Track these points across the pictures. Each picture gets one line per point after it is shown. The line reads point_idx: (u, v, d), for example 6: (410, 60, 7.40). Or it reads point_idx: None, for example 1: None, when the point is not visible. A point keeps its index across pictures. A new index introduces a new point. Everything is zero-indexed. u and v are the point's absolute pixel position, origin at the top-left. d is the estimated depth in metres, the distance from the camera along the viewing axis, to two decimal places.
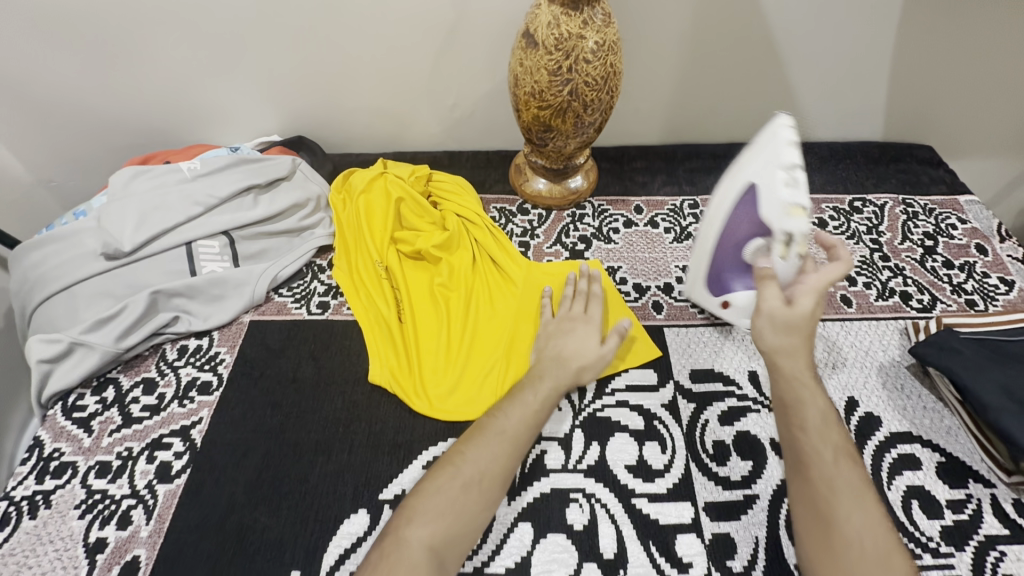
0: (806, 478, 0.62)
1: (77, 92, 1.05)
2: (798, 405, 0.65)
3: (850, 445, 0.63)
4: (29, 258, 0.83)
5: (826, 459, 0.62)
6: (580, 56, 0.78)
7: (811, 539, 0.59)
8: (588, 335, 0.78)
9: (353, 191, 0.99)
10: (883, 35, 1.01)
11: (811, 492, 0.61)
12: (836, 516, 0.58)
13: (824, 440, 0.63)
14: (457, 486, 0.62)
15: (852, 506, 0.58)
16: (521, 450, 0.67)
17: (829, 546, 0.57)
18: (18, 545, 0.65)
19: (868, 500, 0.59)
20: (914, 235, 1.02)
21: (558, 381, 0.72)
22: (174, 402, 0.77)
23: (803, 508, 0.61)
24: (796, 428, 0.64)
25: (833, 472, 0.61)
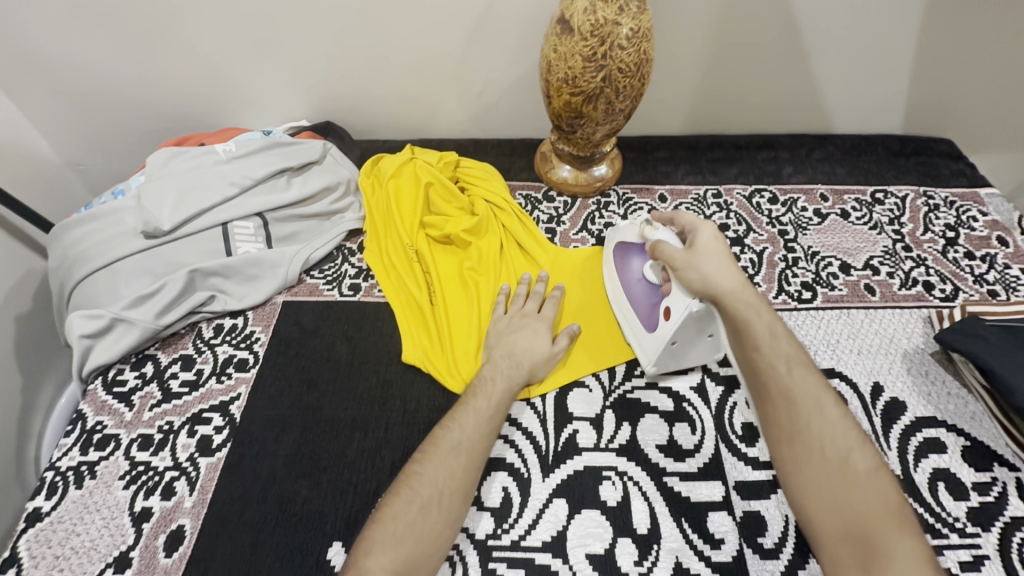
0: (769, 397, 0.66)
1: (108, 77, 1.06)
2: (745, 325, 0.68)
3: (801, 352, 0.68)
4: (71, 235, 0.85)
5: (780, 373, 0.66)
6: (615, 43, 0.79)
7: (783, 451, 0.64)
8: (540, 331, 0.79)
9: (383, 176, 1.00)
10: (908, 27, 1.01)
11: (777, 409, 0.65)
12: (803, 427, 0.63)
13: (777, 355, 0.67)
14: (415, 507, 0.59)
15: (816, 413, 0.63)
16: (478, 459, 0.65)
17: (799, 455, 0.62)
18: (67, 513, 0.67)
19: (827, 402, 0.64)
20: (936, 226, 1.02)
21: (511, 381, 0.72)
22: (212, 378, 0.79)
23: (771, 427, 0.65)
24: (751, 350, 0.68)
25: (793, 385, 0.65)
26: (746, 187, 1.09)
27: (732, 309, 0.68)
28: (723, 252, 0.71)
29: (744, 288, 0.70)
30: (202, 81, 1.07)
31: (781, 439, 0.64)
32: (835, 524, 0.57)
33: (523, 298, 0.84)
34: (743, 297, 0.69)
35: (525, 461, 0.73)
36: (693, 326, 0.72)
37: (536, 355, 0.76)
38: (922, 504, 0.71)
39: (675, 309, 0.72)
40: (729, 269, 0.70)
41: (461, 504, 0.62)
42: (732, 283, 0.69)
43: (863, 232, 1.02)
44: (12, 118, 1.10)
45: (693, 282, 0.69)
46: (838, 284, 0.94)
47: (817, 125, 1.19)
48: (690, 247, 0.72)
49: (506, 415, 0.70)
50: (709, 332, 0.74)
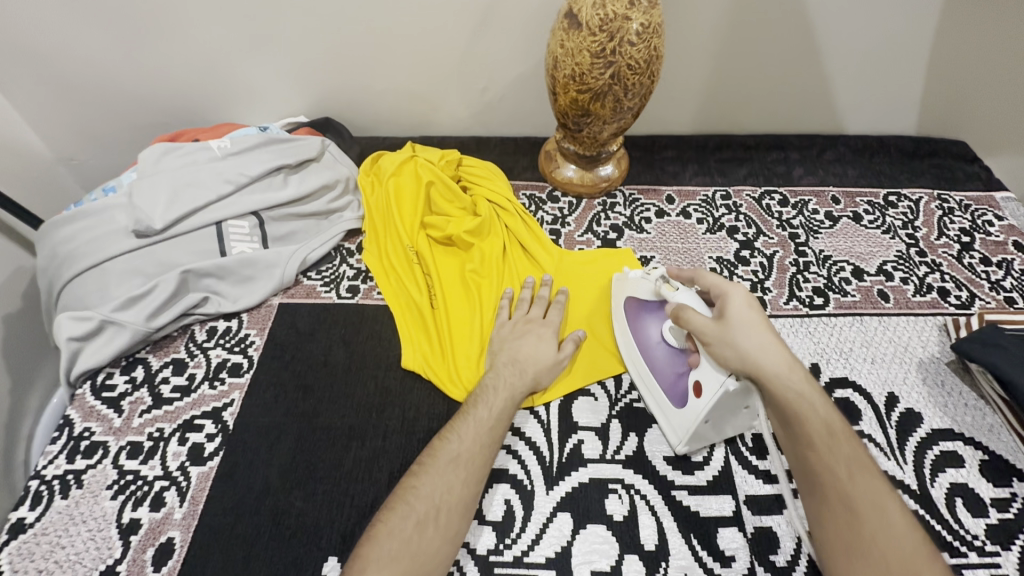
0: (826, 499, 0.60)
1: (100, 69, 1.03)
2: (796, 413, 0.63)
3: (863, 452, 0.61)
4: (60, 233, 0.82)
5: (840, 474, 0.60)
6: (625, 38, 0.76)
7: (838, 562, 0.57)
8: (545, 339, 0.76)
9: (383, 174, 0.97)
10: (925, 25, 0.98)
11: (834, 512, 0.59)
12: (865, 537, 0.56)
13: (836, 452, 0.61)
14: (411, 522, 0.57)
15: (881, 524, 0.56)
16: (478, 471, 0.62)
17: (860, 573, 0.55)
18: (52, 524, 0.64)
19: (892, 512, 0.57)
20: (951, 231, 1.00)
21: (516, 390, 0.70)
22: (205, 383, 0.76)
23: (826, 531, 0.59)
24: (804, 444, 0.62)
25: (853, 489, 0.59)
26: (755, 189, 1.06)
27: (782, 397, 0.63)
28: (770, 329, 0.64)
29: (794, 370, 0.63)
30: (197, 74, 1.04)
31: (836, 546, 0.57)
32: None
33: (527, 303, 0.81)
34: (792, 383, 0.63)
35: (528, 472, 0.70)
36: (729, 402, 0.64)
37: (540, 363, 0.73)
38: (939, 521, 0.68)
39: (709, 384, 0.64)
40: (777, 348, 0.63)
41: (460, 519, 0.59)
42: (781, 367, 0.63)
43: (875, 235, 0.99)
44: (2, 111, 1.07)
45: (728, 358, 0.62)
46: (851, 289, 0.92)
47: (828, 125, 1.16)
48: (723, 317, 0.65)
49: (507, 426, 0.67)
50: (746, 404, 0.66)
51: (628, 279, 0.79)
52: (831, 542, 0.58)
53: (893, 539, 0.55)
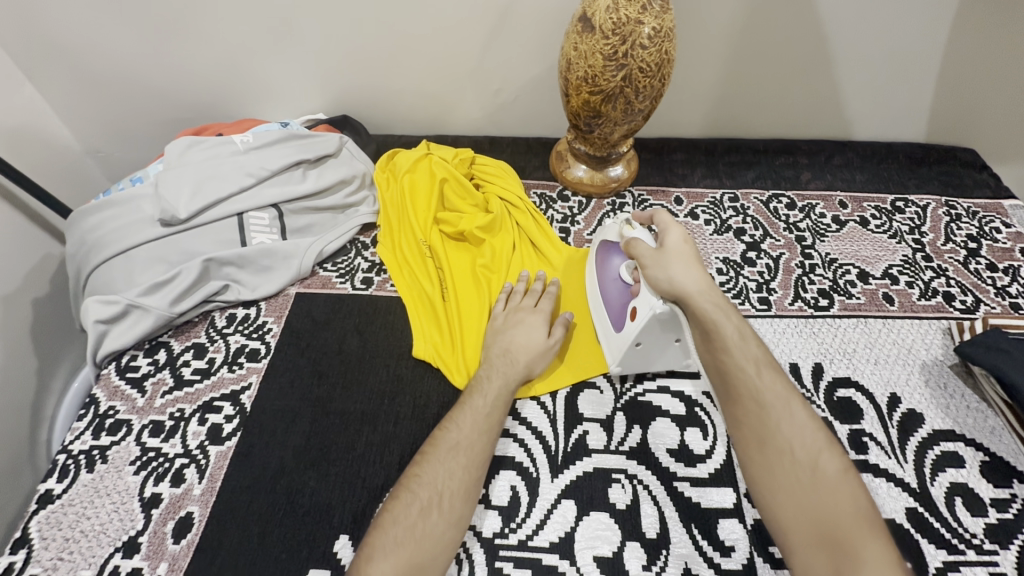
0: (738, 402, 0.64)
1: (129, 66, 1.07)
2: (707, 325, 0.66)
3: (768, 358, 0.67)
4: (90, 221, 0.86)
5: (753, 377, 0.65)
6: (637, 42, 0.78)
7: (751, 456, 0.62)
8: (537, 324, 0.78)
9: (398, 171, 1.00)
10: (935, 34, 0.99)
11: (747, 415, 0.63)
12: (772, 427, 0.61)
13: (748, 359, 0.66)
14: (414, 510, 0.59)
15: (786, 421, 0.61)
16: (478, 458, 0.64)
17: (767, 463, 0.60)
18: (77, 496, 0.67)
19: (794, 407, 0.62)
20: (957, 237, 1.00)
21: (509, 378, 0.72)
22: (224, 366, 0.79)
23: (740, 434, 0.63)
24: (721, 351, 0.66)
25: (762, 388, 0.64)
26: (763, 192, 1.08)
27: (700, 312, 0.67)
28: (692, 255, 0.70)
29: (712, 289, 0.68)
30: (221, 71, 1.07)
31: (750, 442, 0.62)
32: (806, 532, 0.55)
33: (521, 294, 0.83)
34: (707, 299, 0.67)
35: (533, 460, 0.72)
36: (659, 328, 0.71)
37: (533, 351, 0.75)
38: (938, 518, 0.69)
39: (642, 309, 0.70)
40: (697, 272, 0.68)
41: (463, 504, 0.61)
42: (695, 284, 0.67)
43: (882, 240, 1.00)
44: (35, 104, 1.11)
45: (659, 282, 0.68)
46: (856, 292, 0.93)
47: (837, 131, 1.17)
48: (658, 247, 0.71)
49: (504, 412, 0.69)
50: (677, 337, 0.73)
51: (604, 227, 0.84)
52: (744, 439, 0.63)
53: (794, 429, 0.61)
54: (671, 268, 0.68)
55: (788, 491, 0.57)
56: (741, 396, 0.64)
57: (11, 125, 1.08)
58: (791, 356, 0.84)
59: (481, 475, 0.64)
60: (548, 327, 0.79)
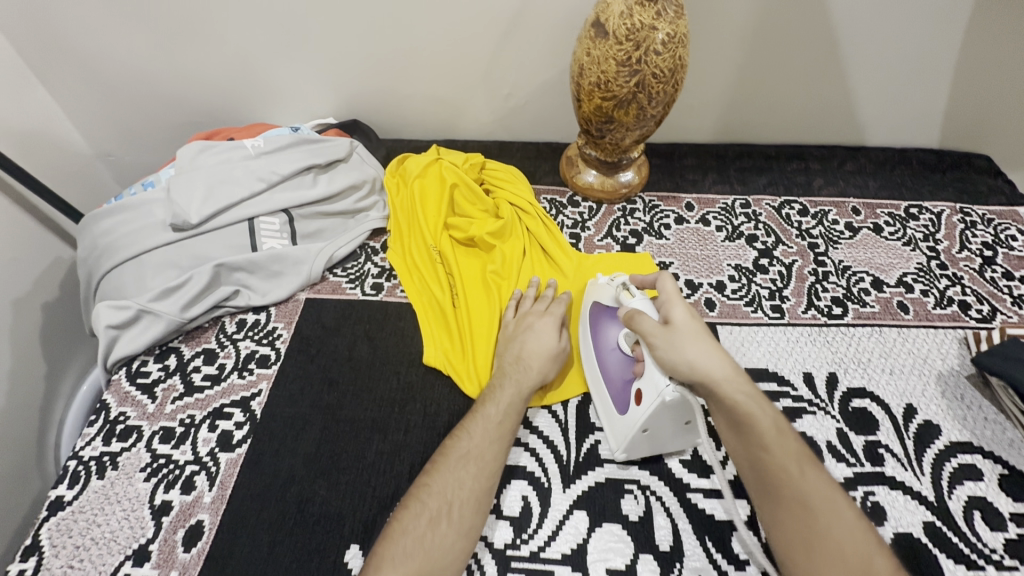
0: (780, 502, 0.59)
1: (141, 70, 1.07)
2: (740, 416, 0.62)
3: (805, 451, 0.62)
4: (101, 225, 0.86)
5: (793, 473, 0.60)
6: (650, 48, 0.77)
7: (797, 564, 0.56)
8: (548, 328, 0.77)
9: (408, 176, 1.00)
10: (950, 39, 0.98)
11: (788, 515, 0.58)
12: (818, 531, 0.56)
13: (785, 452, 0.61)
14: (424, 519, 0.58)
15: (833, 521, 0.56)
16: (489, 468, 0.63)
17: (817, 572, 0.54)
18: (88, 503, 0.67)
19: (838, 505, 0.58)
20: (973, 244, 0.99)
21: (522, 386, 0.71)
22: (234, 372, 0.79)
23: (783, 536, 0.58)
24: (757, 445, 0.62)
25: (804, 485, 0.59)
26: (775, 199, 1.07)
27: (730, 401, 0.62)
28: (710, 334, 0.65)
29: (737, 375, 0.63)
30: (232, 75, 1.07)
31: (795, 549, 0.57)
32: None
33: (531, 300, 0.82)
34: (734, 387, 0.63)
35: (545, 470, 0.71)
36: (668, 413, 0.65)
37: (546, 358, 0.74)
38: (956, 533, 0.68)
39: (649, 393, 0.65)
40: (718, 353, 0.63)
41: (474, 514, 0.60)
42: (719, 368, 0.63)
43: (896, 247, 0.99)
44: (47, 108, 1.12)
45: (676, 365, 0.62)
46: (870, 300, 0.92)
47: (849, 137, 1.16)
48: (668, 323, 0.66)
49: (516, 421, 0.68)
50: (688, 421, 0.66)
51: (599, 287, 0.79)
52: (788, 544, 0.57)
53: (843, 531, 0.56)
54: (691, 351, 0.63)
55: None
56: (782, 495, 0.59)
57: (23, 128, 1.08)
58: (805, 365, 0.83)
59: (493, 485, 0.63)
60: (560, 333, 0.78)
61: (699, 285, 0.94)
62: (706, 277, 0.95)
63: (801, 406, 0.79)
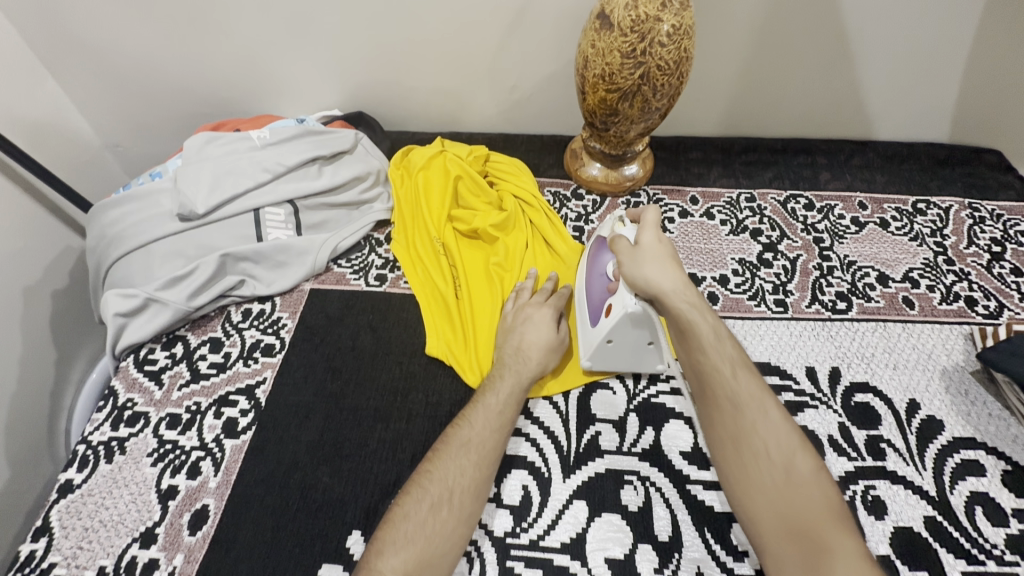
0: (715, 405, 0.63)
1: (148, 61, 1.08)
2: (680, 326, 0.64)
3: (744, 355, 0.65)
4: (110, 215, 0.87)
5: (727, 375, 0.62)
6: (655, 39, 0.77)
7: (726, 457, 0.61)
8: (546, 319, 0.77)
9: (413, 168, 1.00)
10: (962, 32, 0.97)
11: (722, 414, 0.62)
12: (747, 428, 0.60)
13: (723, 356, 0.63)
14: (425, 506, 0.59)
15: (761, 422, 0.60)
16: (489, 457, 0.64)
17: (742, 465, 0.59)
18: (97, 486, 0.69)
19: (768, 407, 0.61)
20: (981, 240, 0.98)
21: (521, 376, 0.71)
22: (240, 361, 0.80)
23: (717, 434, 0.62)
24: (697, 353, 0.64)
25: (738, 389, 0.62)
26: (781, 193, 1.06)
27: (674, 312, 0.64)
28: (666, 250, 0.67)
29: (689, 290, 0.65)
30: (238, 67, 1.08)
31: (724, 443, 0.61)
32: (782, 534, 0.55)
33: (529, 292, 0.83)
34: (680, 297, 0.64)
35: (546, 460, 0.72)
36: (631, 327, 0.70)
37: (546, 348, 0.74)
38: (957, 528, 0.68)
39: (615, 308, 0.70)
40: (673, 270, 0.65)
41: (474, 502, 0.61)
42: (667, 280, 0.64)
43: (903, 242, 0.98)
44: (57, 99, 1.13)
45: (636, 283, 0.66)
46: (875, 295, 0.91)
47: (857, 131, 1.15)
48: (636, 245, 0.69)
49: (517, 411, 0.69)
50: (650, 340, 0.72)
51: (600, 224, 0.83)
52: (719, 440, 0.62)
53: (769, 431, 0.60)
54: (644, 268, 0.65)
55: (762, 493, 0.57)
56: (718, 398, 0.63)
57: (33, 118, 1.09)
58: (808, 359, 0.83)
59: (493, 474, 0.64)
60: (557, 324, 0.78)
61: (703, 279, 0.94)
62: (709, 270, 0.95)
63: (803, 400, 0.79)
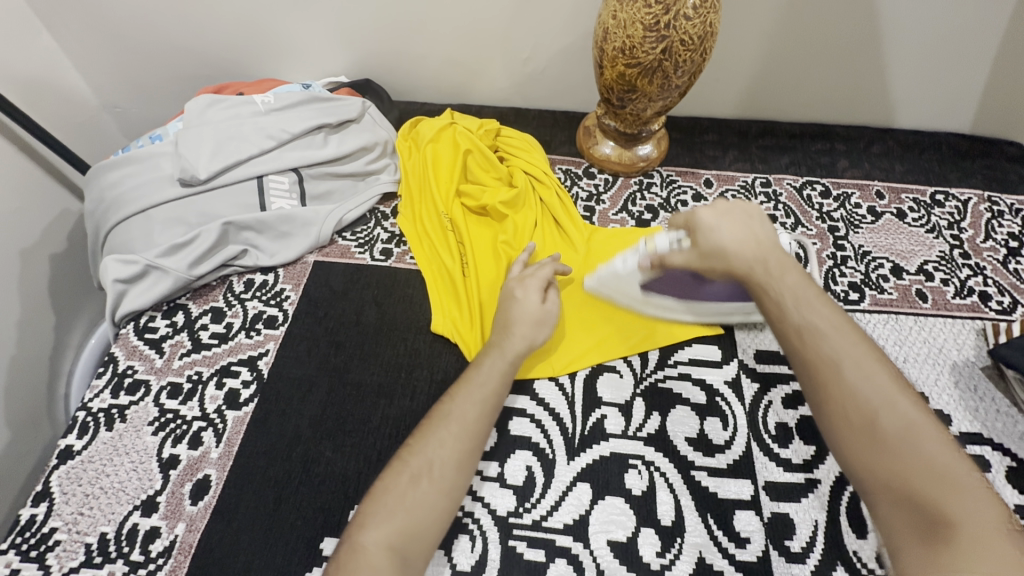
0: (813, 370, 0.57)
1: (146, 18, 1.03)
2: (764, 283, 0.64)
3: (849, 324, 0.59)
4: (108, 178, 0.85)
5: (829, 337, 0.58)
6: (680, 12, 0.73)
7: (841, 438, 0.54)
8: (530, 290, 0.73)
9: (421, 140, 0.97)
10: (996, 19, 0.93)
11: (825, 379, 0.56)
12: (858, 399, 0.54)
13: (821, 319, 0.59)
14: (405, 477, 0.57)
15: (863, 377, 0.55)
16: (472, 430, 0.61)
17: (860, 435, 0.53)
18: (97, 453, 0.68)
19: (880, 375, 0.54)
20: (998, 235, 0.96)
21: (506, 350, 0.68)
22: (242, 332, 0.79)
23: (826, 408, 0.56)
24: (795, 322, 0.60)
25: (830, 341, 0.58)
26: (797, 178, 1.04)
27: (764, 270, 0.64)
28: (747, 214, 0.69)
29: (766, 252, 0.65)
30: (242, 28, 1.03)
31: (839, 422, 0.54)
32: (896, 497, 0.49)
33: (519, 267, 0.79)
34: (764, 253, 0.65)
35: (550, 442, 0.71)
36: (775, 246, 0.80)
37: (529, 319, 0.70)
38: None
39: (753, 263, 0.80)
40: (744, 232, 0.67)
41: (456, 474, 0.58)
42: (750, 241, 0.66)
43: (919, 234, 0.96)
44: (53, 55, 1.09)
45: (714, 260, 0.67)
46: (888, 287, 0.90)
47: (878, 118, 1.11)
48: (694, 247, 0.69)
49: (503, 386, 0.65)
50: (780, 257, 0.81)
51: (616, 272, 0.76)
52: (832, 419, 0.55)
53: (871, 385, 0.54)
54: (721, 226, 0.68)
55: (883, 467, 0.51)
56: (813, 358, 0.58)
57: (29, 74, 1.06)
58: None
59: (475, 450, 0.61)
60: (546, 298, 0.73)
61: None
62: None
63: None
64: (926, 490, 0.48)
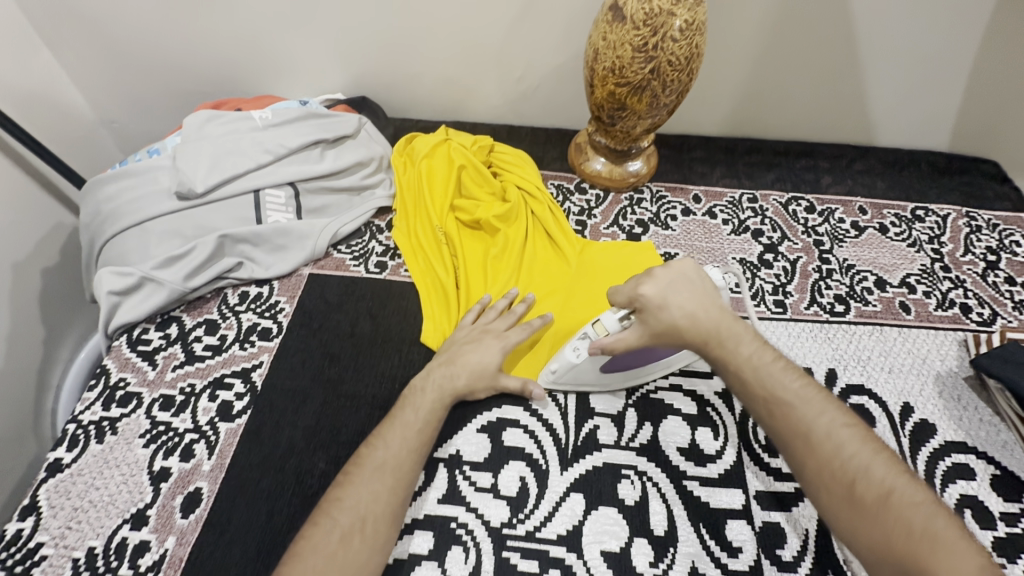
0: (786, 439, 0.60)
1: (146, 37, 1.05)
2: (725, 356, 0.65)
3: (813, 388, 0.62)
4: (105, 191, 0.85)
5: (795, 405, 0.60)
6: (667, 34, 0.76)
7: (826, 503, 0.56)
8: (489, 349, 0.73)
9: (416, 155, 0.99)
10: (967, 42, 0.97)
11: (798, 447, 0.58)
12: (832, 463, 0.56)
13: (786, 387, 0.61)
14: (335, 537, 0.56)
15: (833, 441, 0.57)
16: (402, 484, 0.61)
17: (843, 499, 0.55)
18: (87, 466, 0.68)
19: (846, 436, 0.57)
20: (977, 249, 0.99)
21: (441, 397, 0.68)
22: (236, 344, 0.79)
23: (805, 474, 0.58)
24: (762, 392, 0.62)
25: (797, 409, 0.60)
26: (783, 194, 1.07)
27: (718, 342, 0.66)
28: (689, 277, 0.69)
29: (724, 321, 0.66)
30: (241, 46, 1.05)
31: (820, 487, 0.56)
32: (886, 557, 0.51)
33: (495, 313, 0.78)
34: (715, 322, 0.66)
35: (543, 453, 0.72)
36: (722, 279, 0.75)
37: (478, 375, 0.71)
38: None
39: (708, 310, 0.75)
40: (699, 301, 0.67)
41: (389, 529, 0.59)
42: (699, 312, 0.66)
43: (901, 248, 0.99)
44: (52, 71, 1.10)
45: (669, 336, 0.67)
46: (873, 299, 0.92)
47: (859, 137, 1.15)
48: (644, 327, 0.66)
49: (436, 428, 0.67)
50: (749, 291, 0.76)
51: (569, 362, 0.71)
52: (813, 485, 0.57)
53: (842, 450, 0.56)
54: (669, 300, 0.66)
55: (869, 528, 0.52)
56: (783, 429, 0.60)
57: (28, 89, 1.07)
58: (808, 361, 0.84)
59: (405, 505, 0.61)
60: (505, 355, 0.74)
61: None
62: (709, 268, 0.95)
63: None
64: (917, 546, 0.49)
